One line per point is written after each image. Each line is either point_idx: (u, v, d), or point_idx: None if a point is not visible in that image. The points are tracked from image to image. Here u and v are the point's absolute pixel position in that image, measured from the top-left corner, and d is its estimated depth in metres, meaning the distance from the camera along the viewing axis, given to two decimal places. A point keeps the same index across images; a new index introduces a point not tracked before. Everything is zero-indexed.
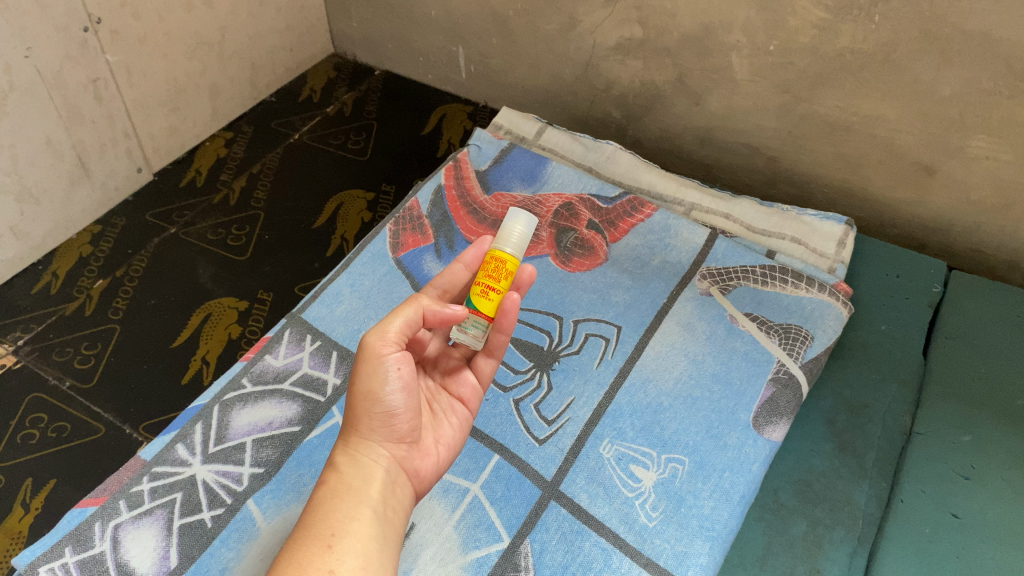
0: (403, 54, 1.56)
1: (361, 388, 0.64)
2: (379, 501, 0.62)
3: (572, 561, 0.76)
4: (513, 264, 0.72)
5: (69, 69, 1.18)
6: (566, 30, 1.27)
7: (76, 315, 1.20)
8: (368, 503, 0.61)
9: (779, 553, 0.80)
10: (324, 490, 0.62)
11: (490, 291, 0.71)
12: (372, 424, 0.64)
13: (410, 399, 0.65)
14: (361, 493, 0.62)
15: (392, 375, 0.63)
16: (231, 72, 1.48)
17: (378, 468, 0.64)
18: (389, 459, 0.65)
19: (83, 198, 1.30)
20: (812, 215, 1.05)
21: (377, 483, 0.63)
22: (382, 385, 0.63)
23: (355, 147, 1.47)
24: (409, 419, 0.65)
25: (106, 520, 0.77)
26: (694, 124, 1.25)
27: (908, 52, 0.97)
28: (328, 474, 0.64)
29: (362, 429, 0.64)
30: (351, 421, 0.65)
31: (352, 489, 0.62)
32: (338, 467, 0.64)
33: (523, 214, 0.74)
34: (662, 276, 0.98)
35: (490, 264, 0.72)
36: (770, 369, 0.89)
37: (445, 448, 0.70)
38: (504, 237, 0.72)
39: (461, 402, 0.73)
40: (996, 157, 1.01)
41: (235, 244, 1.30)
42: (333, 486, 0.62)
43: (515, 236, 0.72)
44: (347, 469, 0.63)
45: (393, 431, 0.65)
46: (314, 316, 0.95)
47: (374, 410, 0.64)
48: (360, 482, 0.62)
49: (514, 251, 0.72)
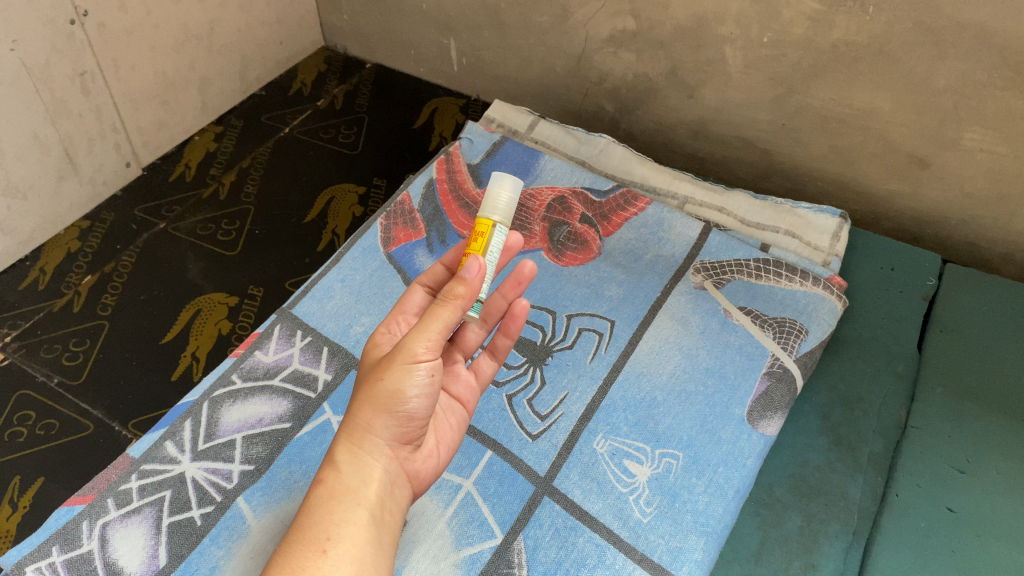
0: (394, 47, 1.55)
1: (386, 388, 0.61)
2: (377, 504, 0.60)
3: (566, 558, 0.75)
4: (487, 227, 0.71)
5: (55, 62, 1.16)
6: (558, 22, 1.26)
7: (64, 311, 1.18)
8: (366, 507, 0.60)
9: (774, 549, 0.79)
10: (320, 489, 0.60)
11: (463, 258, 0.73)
12: (383, 425, 0.61)
13: (429, 405, 0.62)
14: (359, 495, 0.60)
15: (422, 380, 0.61)
16: (220, 66, 1.47)
17: (378, 469, 0.62)
18: (390, 459, 0.63)
19: (71, 193, 1.29)
20: (806, 208, 1.04)
21: (376, 485, 0.61)
22: (412, 391, 0.61)
23: (346, 141, 1.46)
24: (421, 422, 0.63)
25: (94, 519, 0.76)
26: (688, 117, 1.24)
27: (902, 44, 0.96)
28: (326, 470, 0.61)
29: (375, 430, 0.61)
30: (363, 418, 0.61)
31: (350, 490, 0.60)
32: (338, 465, 0.61)
33: (511, 180, 0.73)
34: (655, 270, 0.98)
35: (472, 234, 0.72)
36: (764, 364, 0.88)
37: (445, 448, 0.70)
38: (489, 204, 0.72)
39: (459, 402, 0.73)
40: (990, 149, 1.00)
41: (225, 239, 1.29)
42: (330, 486, 0.60)
43: (500, 202, 0.71)
44: (346, 468, 0.61)
45: (404, 435, 0.63)
46: (305, 311, 0.94)
47: (393, 413, 0.61)
48: (359, 484, 0.60)
49: (495, 214, 0.71)
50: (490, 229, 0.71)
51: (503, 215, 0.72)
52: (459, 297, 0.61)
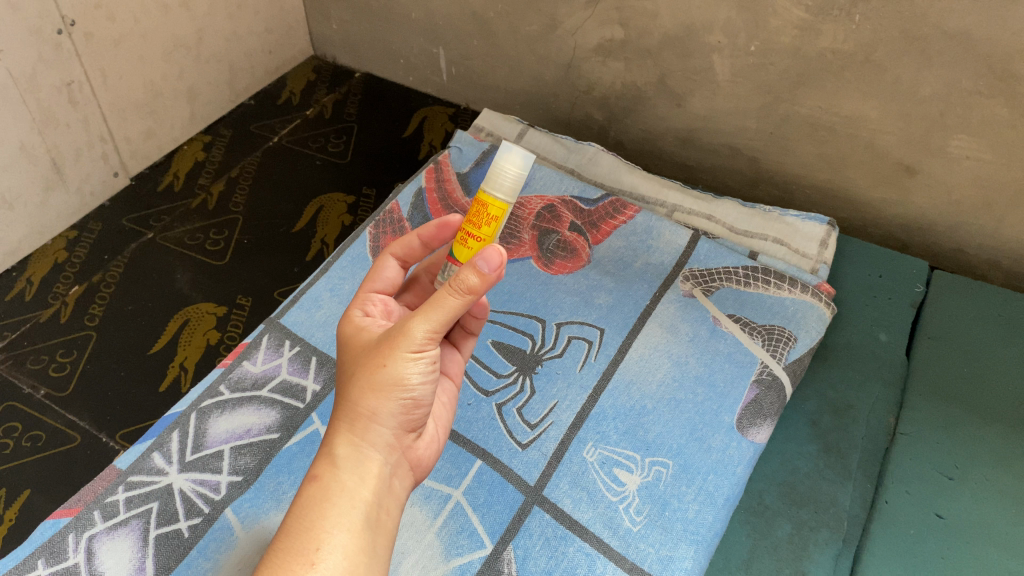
0: (384, 56, 1.55)
1: (387, 376, 0.59)
2: (373, 504, 0.59)
3: (556, 567, 0.75)
4: (497, 210, 0.66)
5: (42, 72, 1.16)
6: (546, 31, 1.26)
7: (51, 322, 1.18)
8: (363, 508, 0.58)
9: (764, 557, 0.79)
10: (315, 487, 0.58)
11: (466, 237, 0.67)
12: (384, 416, 0.60)
13: (429, 393, 0.62)
14: (355, 496, 0.58)
15: (424, 368, 0.60)
16: (209, 75, 1.47)
17: (375, 463, 0.61)
18: (389, 451, 0.62)
19: (59, 203, 1.28)
20: (794, 216, 1.05)
21: (373, 482, 0.60)
22: (413, 379, 0.60)
23: (335, 150, 1.46)
24: (420, 410, 0.62)
25: (80, 531, 0.75)
26: (676, 125, 1.24)
27: (888, 52, 0.97)
28: (322, 464, 0.60)
29: (374, 420, 0.60)
30: (363, 408, 0.60)
31: (346, 491, 0.58)
32: (336, 460, 0.60)
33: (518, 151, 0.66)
34: (645, 278, 0.98)
35: (474, 210, 0.67)
36: (753, 371, 0.88)
37: (441, 430, 0.70)
38: (495, 180, 0.66)
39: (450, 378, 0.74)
40: (976, 157, 1.01)
41: (214, 249, 1.29)
42: (325, 484, 0.59)
43: (507, 180, 0.66)
44: (345, 464, 0.60)
45: (403, 423, 0.62)
46: (293, 321, 0.93)
47: (395, 402, 0.60)
48: (355, 482, 0.59)
49: (503, 197, 0.66)
50: (497, 212, 0.66)
51: (510, 191, 0.66)
52: (471, 285, 0.57)
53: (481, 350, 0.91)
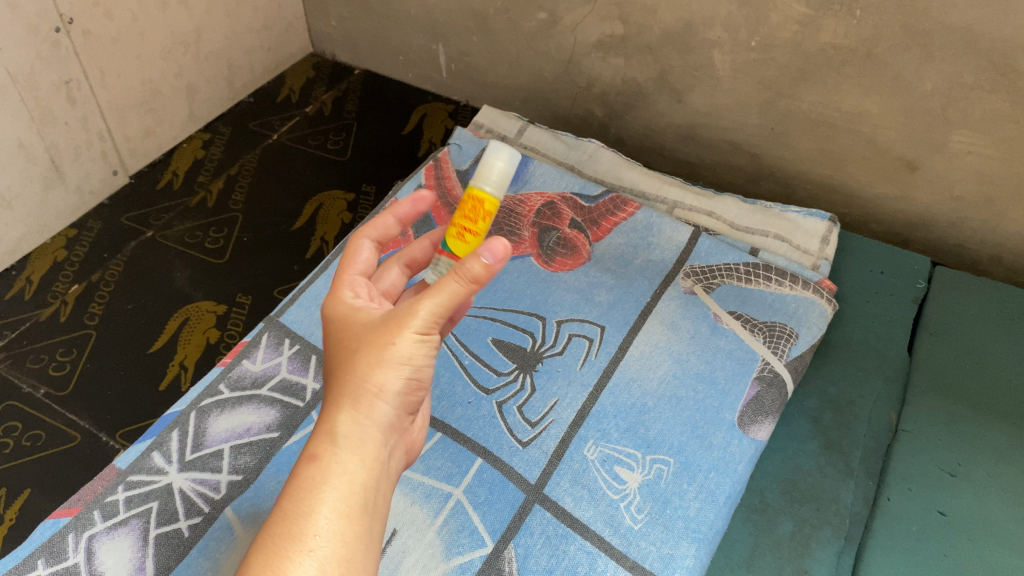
0: (383, 52, 1.55)
1: (391, 356, 0.58)
2: (371, 489, 0.57)
3: (557, 565, 0.74)
4: (492, 205, 0.67)
5: (40, 70, 1.16)
6: (546, 27, 1.26)
7: (51, 321, 1.17)
8: (362, 492, 0.56)
9: (766, 555, 0.78)
10: (313, 468, 0.56)
11: (461, 233, 0.67)
12: (385, 398, 0.59)
13: (427, 377, 0.61)
14: (354, 479, 0.56)
15: (426, 349, 0.59)
16: (208, 73, 1.46)
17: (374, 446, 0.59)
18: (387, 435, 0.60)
19: (58, 201, 1.28)
20: (795, 212, 1.04)
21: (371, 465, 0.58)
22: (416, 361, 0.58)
23: (335, 147, 1.46)
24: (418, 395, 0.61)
25: (80, 531, 0.75)
26: (677, 121, 1.24)
27: (890, 47, 0.96)
28: (320, 444, 0.57)
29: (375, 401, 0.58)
30: (365, 389, 0.58)
31: (347, 474, 0.56)
32: (337, 439, 0.57)
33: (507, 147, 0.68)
34: (645, 275, 0.97)
35: (467, 203, 0.67)
36: (754, 368, 0.88)
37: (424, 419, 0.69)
38: (485, 174, 0.67)
39: None
40: (978, 152, 1.00)
41: (213, 247, 1.28)
42: (324, 465, 0.56)
43: (497, 173, 0.67)
44: (345, 444, 0.57)
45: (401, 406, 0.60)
46: (293, 320, 0.93)
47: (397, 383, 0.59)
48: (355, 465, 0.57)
49: (494, 189, 0.67)
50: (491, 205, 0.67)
51: (500, 185, 0.67)
52: (481, 273, 0.57)
53: (481, 348, 0.91)
